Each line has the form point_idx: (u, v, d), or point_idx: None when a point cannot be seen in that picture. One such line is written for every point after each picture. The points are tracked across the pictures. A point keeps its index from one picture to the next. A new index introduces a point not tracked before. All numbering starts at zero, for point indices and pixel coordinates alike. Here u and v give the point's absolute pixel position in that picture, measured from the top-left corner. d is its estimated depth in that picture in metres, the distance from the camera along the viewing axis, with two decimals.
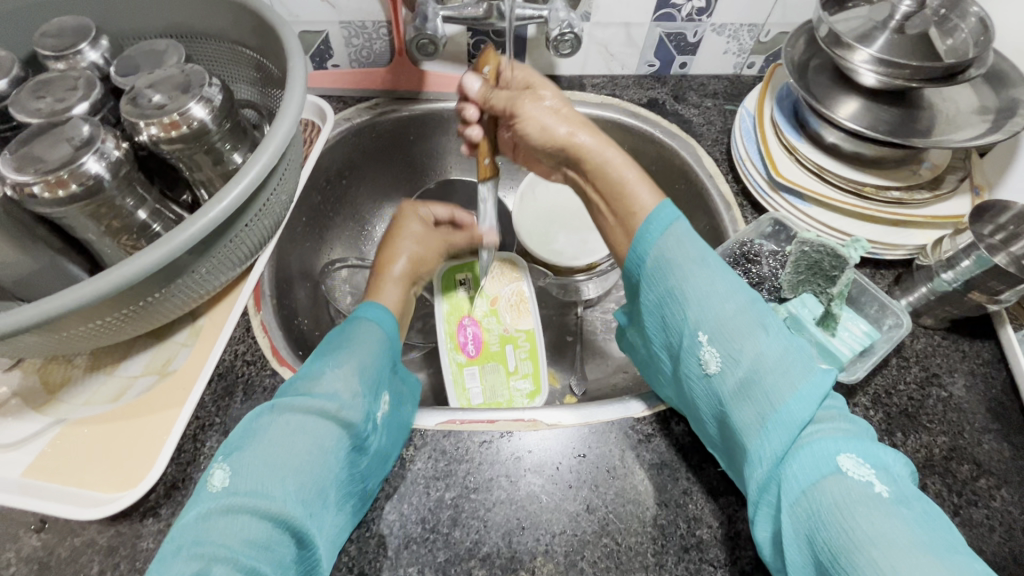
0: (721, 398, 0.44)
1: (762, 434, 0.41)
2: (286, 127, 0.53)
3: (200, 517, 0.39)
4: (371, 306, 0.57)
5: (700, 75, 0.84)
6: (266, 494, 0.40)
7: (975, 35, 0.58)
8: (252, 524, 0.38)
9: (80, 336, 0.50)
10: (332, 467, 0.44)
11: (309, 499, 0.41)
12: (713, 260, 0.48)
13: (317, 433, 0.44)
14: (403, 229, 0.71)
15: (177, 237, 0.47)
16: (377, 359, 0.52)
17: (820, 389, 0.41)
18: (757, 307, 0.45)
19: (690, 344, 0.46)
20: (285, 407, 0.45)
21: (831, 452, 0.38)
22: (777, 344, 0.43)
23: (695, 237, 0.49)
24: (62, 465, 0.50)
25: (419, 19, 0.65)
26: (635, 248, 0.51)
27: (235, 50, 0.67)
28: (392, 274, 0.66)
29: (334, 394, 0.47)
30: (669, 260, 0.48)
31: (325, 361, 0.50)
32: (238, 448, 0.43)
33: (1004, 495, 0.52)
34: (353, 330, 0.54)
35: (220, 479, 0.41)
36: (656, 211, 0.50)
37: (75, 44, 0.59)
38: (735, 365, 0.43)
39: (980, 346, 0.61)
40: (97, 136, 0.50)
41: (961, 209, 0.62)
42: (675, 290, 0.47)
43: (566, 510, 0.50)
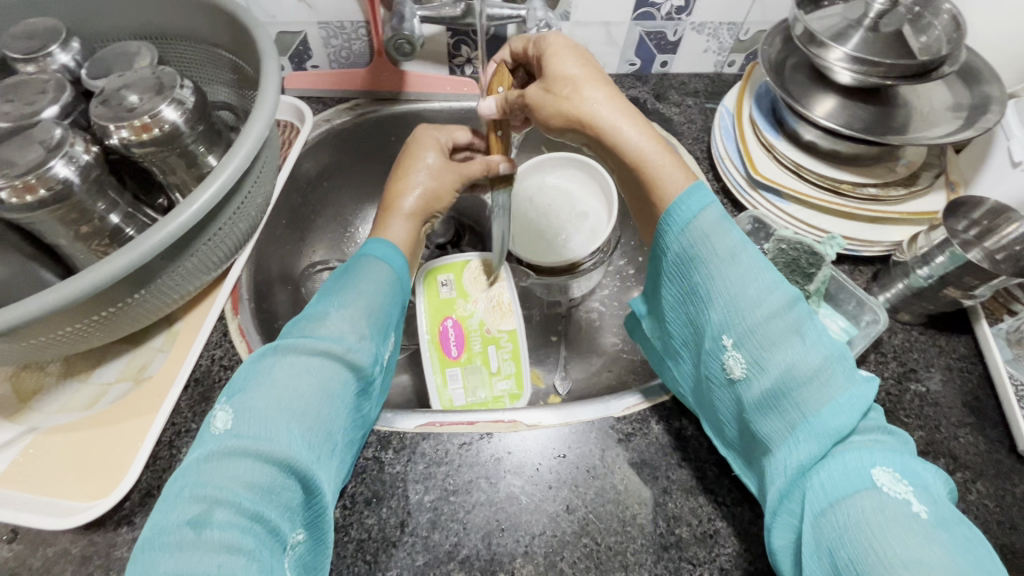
0: (745, 405, 0.45)
1: (790, 441, 0.41)
2: (259, 128, 0.53)
3: (204, 459, 0.38)
4: (373, 244, 0.55)
5: (682, 73, 0.84)
6: (272, 437, 0.39)
7: (948, 33, 0.59)
8: (256, 468, 0.38)
9: (50, 344, 0.49)
10: (338, 409, 0.44)
11: (314, 443, 0.41)
12: (750, 256, 0.46)
13: (322, 375, 0.43)
14: (415, 161, 0.64)
15: (147, 241, 0.46)
16: (383, 301, 0.51)
17: (858, 401, 0.40)
18: (797, 308, 0.43)
19: (714, 347, 0.46)
20: (289, 349, 0.44)
21: (864, 465, 0.37)
22: (814, 353, 0.42)
23: (729, 226, 0.47)
24: (34, 474, 0.50)
25: (396, 19, 0.64)
26: (661, 241, 0.50)
27: (211, 51, 0.66)
28: (402, 208, 0.61)
29: (340, 337, 0.46)
30: (698, 253, 0.47)
31: (329, 301, 0.48)
32: (241, 390, 0.42)
33: (980, 488, 0.53)
34: (362, 268, 0.52)
35: (222, 420, 0.40)
36: (679, 200, 0.48)
37: (45, 46, 0.58)
38: (760, 372, 0.43)
39: (957, 341, 0.61)
40: (66, 139, 0.50)
41: (936, 205, 0.62)
42: (701, 286, 0.47)
43: (546, 511, 0.50)
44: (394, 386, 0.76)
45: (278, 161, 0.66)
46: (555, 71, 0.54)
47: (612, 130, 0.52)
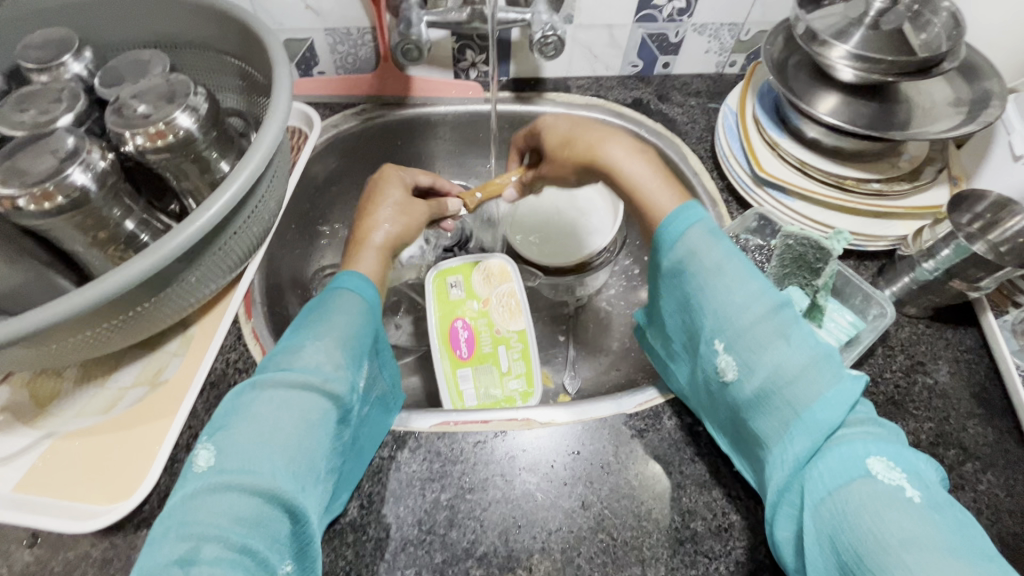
0: (741, 403, 0.46)
1: (787, 437, 0.42)
2: (274, 132, 0.54)
3: (189, 496, 0.39)
4: (343, 276, 0.55)
5: (684, 74, 0.85)
6: (254, 470, 0.40)
7: (948, 30, 0.59)
8: (241, 500, 0.39)
9: (68, 349, 0.50)
10: (321, 439, 0.44)
11: (298, 473, 0.42)
12: (738, 264, 0.47)
13: (301, 408, 0.44)
14: (382, 199, 0.65)
15: (165, 245, 0.47)
16: (357, 329, 0.51)
17: (848, 396, 0.41)
18: (783, 313, 0.44)
19: (708, 350, 0.47)
20: (265, 384, 0.44)
21: (859, 455, 0.38)
22: (798, 354, 0.43)
23: (718, 238, 0.48)
24: (55, 477, 0.50)
25: (403, 24, 0.65)
26: (655, 257, 0.52)
27: (221, 59, 0.67)
28: (372, 242, 0.61)
29: (316, 367, 0.46)
30: (687, 265, 0.48)
31: (302, 333, 0.49)
32: (222, 428, 0.43)
33: (990, 478, 0.53)
34: (332, 302, 0.52)
35: (204, 458, 0.41)
36: (669, 218, 0.50)
37: (58, 56, 0.59)
38: (751, 373, 0.44)
39: (963, 333, 0.62)
40: (83, 147, 0.50)
41: (940, 199, 0.63)
42: (694, 297, 0.48)
43: (562, 507, 0.51)
44: (405, 388, 0.77)
45: (289, 166, 0.66)
46: (555, 138, 0.61)
47: (618, 168, 0.55)
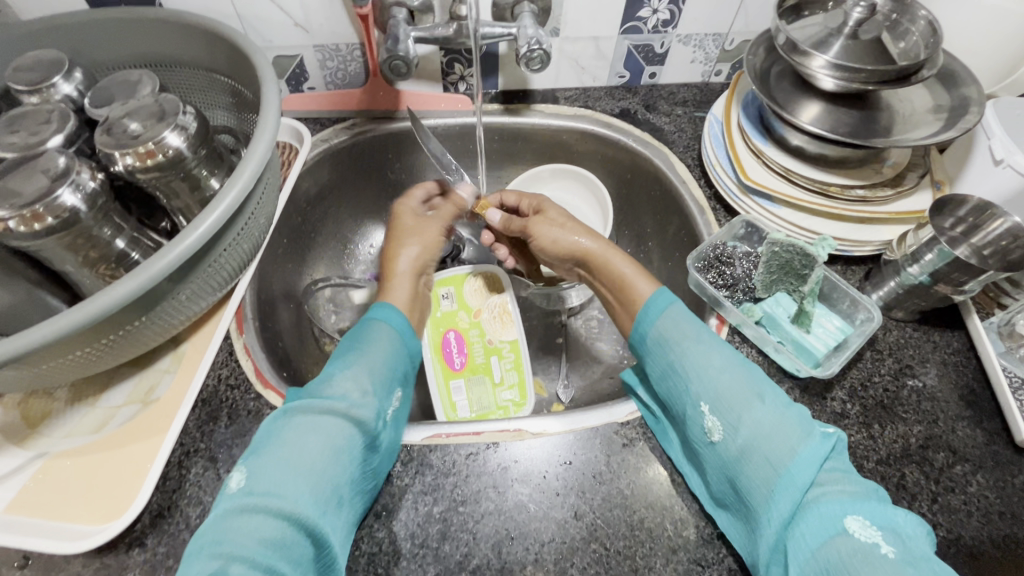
0: (725, 466, 0.46)
1: (769, 497, 0.43)
2: (263, 149, 0.54)
3: (220, 517, 0.42)
4: (382, 308, 0.61)
5: (670, 83, 0.87)
6: (280, 494, 0.43)
7: (926, 38, 0.60)
8: (267, 523, 0.41)
9: (57, 369, 0.50)
10: (346, 465, 0.47)
11: (321, 498, 0.44)
12: (708, 337, 0.52)
13: (327, 435, 0.47)
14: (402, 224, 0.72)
15: (154, 265, 0.47)
16: (385, 359, 0.56)
17: (817, 453, 0.43)
18: (755, 378, 0.48)
19: (693, 413, 0.48)
20: (299, 410, 0.48)
21: (837, 514, 0.40)
22: (771, 414, 0.45)
23: (691, 319, 0.54)
24: (45, 498, 0.50)
25: (391, 41, 0.65)
26: (637, 331, 0.56)
27: (211, 77, 0.68)
28: (400, 274, 0.67)
29: (344, 396, 0.50)
30: (666, 339, 0.53)
31: (336, 364, 0.54)
32: (257, 452, 0.46)
33: (980, 480, 0.54)
34: (367, 334, 0.58)
35: (238, 480, 0.44)
36: (649, 299, 0.56)
37: (48, 77, 0.59)
38: (734, 435, 0.46)
39: (950, 336, 0.62)
40: (72, 167, 0.51)
41: (922, 204, 0.64)
42: (675, 365, 0.51)
43: (554, 518, 0.51)
44: None
45: (278, 183, 0.67)
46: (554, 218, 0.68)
47: (606, 260, 0.63)
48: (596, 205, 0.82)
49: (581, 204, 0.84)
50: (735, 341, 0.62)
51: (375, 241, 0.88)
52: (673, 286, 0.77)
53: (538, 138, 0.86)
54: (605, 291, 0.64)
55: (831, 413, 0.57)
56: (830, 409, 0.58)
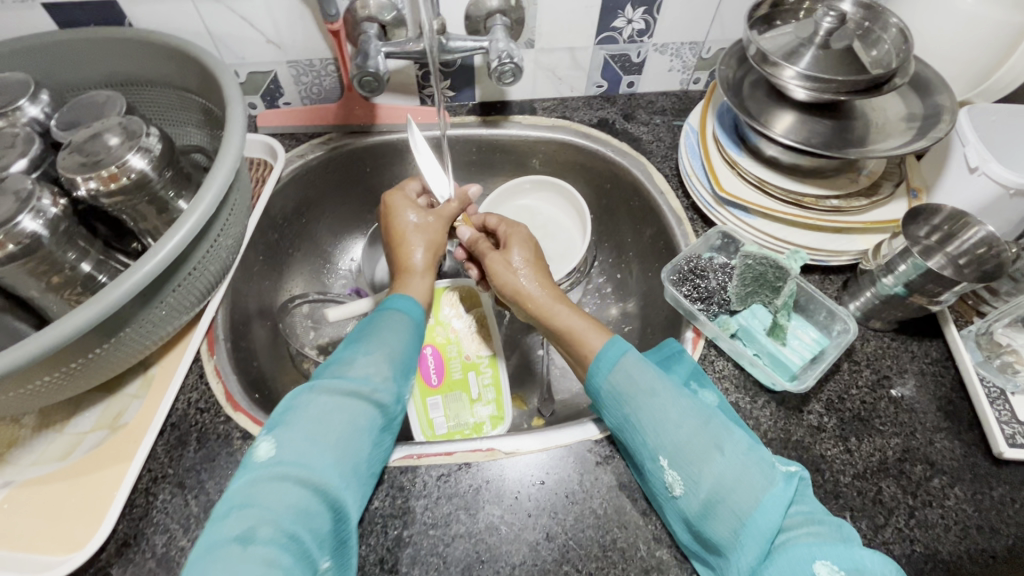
0: (691, 520, 0.46)
1: (737, 546, 0.43)
2: (227, 169, 0.54)
3: (248, 482, 0.42)
4: (398, 298, 0.58)
5: (649, 92, 0.86)
6: (306, 465, 0.43)
7: (897, 45, 0.60)
8: (294, 492, 0.41)
9: (22, 397, 0.49)
10: (368, 444, 0.47)
11: (344, 473, 0.44)
12: (662, 387, 0.50)
13: (352, 412, 0.46)
14: (401, 224, 0.67)
15: (114, 291, 0.46)
16: (408, 343, 0.54)
17: (780, 499, 0.43)
18: (714, 424, 0.47)
19: (654, 467, 0.48)
20: (323, 386, 0.47)
21: (804, 559, 0.41)
22: (732, 463, 0.45)
23: (648, 365, 0.52)
24: (9, 529, 0.49)
25: (361, 57, 0.65)
26: (590, 380, 0.54)
27: (181, 95, 0.67)
28: (416, 267, 0.64)
29: (368, 376, 0.49)
30: (621, 392, 0.51)
31: (359, 344, 0.52)
32: (283, 421, 0.45)
33: (958, 493, 0.53)
34: (388, 316, 0.55)
35: (265, 449, 0.43)
36: (602, 346, 0.54)
37: (14, 100, 0.59)
38: (697, 487, 0.45)
39: (928, 345, 0.62)
40: (34, 193, 0.50)
41: (897, 213, 0.63)
42: (631, 419, 0.50)
43: (526, 540, 0.50)
44: None
45: (249, 202, 0.66)
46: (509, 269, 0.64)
47: (552, 312, 0.61)
48: (574, 214, 0.82)
49: (559, 213, 0.84)
50: (711, 355, 0.61)
51: (355, 255, 0.88)
52: (653, 297, 0.77)
53: (517, 149, 0.85)
54: (552, 340, 0.62)
55: (808, 427, 0.57)
56: (807, 423, 0.57)
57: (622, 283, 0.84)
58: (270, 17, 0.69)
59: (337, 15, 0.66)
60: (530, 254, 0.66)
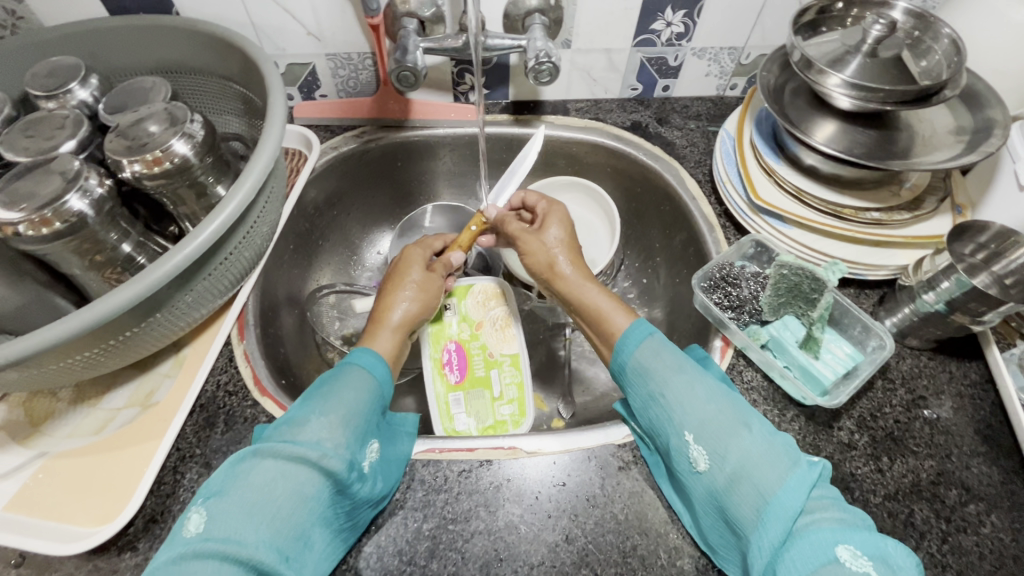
0: (713, 497, 0.45)
1: (758, 526, 0.41)
2: (268, 154, 0.55)
3: (172, 560, 0.39)
4: (360, 352, 0.56)
5: (684, 96, 0.85)
6: (239, 539, 0.40)
7: (949, 57, 0.59)
8: (223, 569, 0.39)
9: (60, 372, 0.51)
10: (313, 511, 0.44)
11: (285, 542, 0.42)
12: (689, 366, 0.50)
13: (296, 482, 0.44)
14: (403, 277, 0.66)
15: (153, 272, 0.47)
16: (364, 406, 0.51)
17: (805, 481, 0.41)
18: (740, 406, 0.47)
19: (677, 442, 0.47)
20: (267, 452, 0.45)
21: (829, 541, 0.39)
22: (759, 443, 0.44)
23: (671, 347, 0.52)
24: (43, 497, 0.51)
25: (399, 52, 0.65)
26: (616, 358, 0.54)
27: (222, 84, 0.69)
28: (390, 322, 0.62)
29: (317, 443, 0.47)
30: (648, 367, 0.51)
31: (312, 406, 0.49)
32: (218, 492, 0.43)
33: (994, 521, 0.51)
34: (344, 376, 0.53)
35: (195, 523, 0.42)
36: (626, 332, 0.54)
37: (65, 83, 0.60)
38: (722, 462, 0.44)
39: (967, 367, 0.60)
40: (82, 173, 0.52)
41: (941, 229, 0.62)
42: (659, 396, 0.49)
43: (545, 541, 0.50)
44: (399, 410, 0.76)
45: (284, 191, 0.68)
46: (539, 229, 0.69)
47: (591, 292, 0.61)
48: (604, 219, 0.82)
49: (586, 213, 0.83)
50: (739, 365, 0.61)
51: (382, 248, 0.89)
52: (680, 303, 0.76)
53: (547, 149, 0.85)
54: (582, 324, 0.63)
55: (837, 444, 0.55)
56: (837, 439, 0.56)
57: (647, 288, 0.83)
58: (311, 9, 0.70)
59: (377, 9, 0.66)
60: (565, 226, 0.67)
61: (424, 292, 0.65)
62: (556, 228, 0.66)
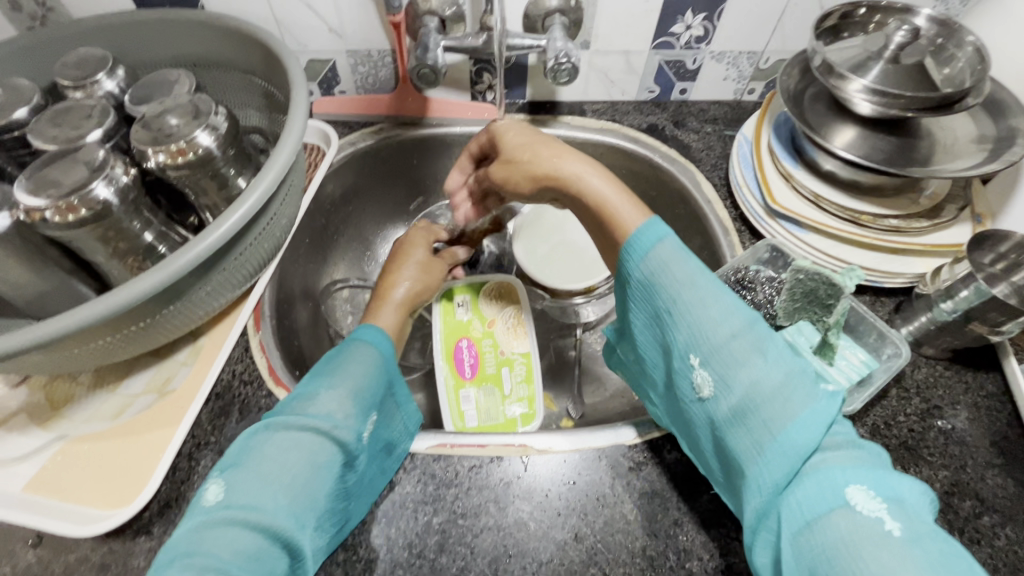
0: (715, 424, 0.44)
1: (762, 460, 0.40)
2: (290, 147, 0.56)
3: (193, 528, 0.40)
4: (366, 328, 0.57)
5: (701, 100, 0.85)
6: (258, 506, 0.41)
7: (973, 64, 0.58)
8: (242, 536, 0.40)
9: (82, 356, 0.52)
10: (325, 479, 0.45)
11: (300, 511, 0.43)
12: (704, 281, 0.45)
13: (309, 451, 0.45)
14: (408, 256, 0.69)
15: (176, 260, 0.48)
16: (371, 380, 0.53)
17: (821, 415, 0.39)
18: (758, 328, 0.43)
19: (682, 367, 0.45)
20: (279, 425, 0.46)
21: (836, 479, 0.36)
22: (774, 370, 0.41)
23: (686, 254, 0.47)
24: (61, 479, 0.52)
25: (420, 49, 0.66)
26: (624, 268, 0.50)
27: (245, 78, 0.70)
28: (393, 299, 0.64)
29: (328, 415, 0.48)
30: (653, 280, 0.47)
31: (320, 380, 0.50)
32: (234, 463, 0.44)
33: (1009, 533, 0.51)
34: (348, 353, 0.54)
35: (213, 492, 0.42)
36: (638, 232, 0.48)
37: (93, 74, 0.62)
38: (727, 391, 0.42)
39: (984, 378, 0.59)
40: (108, 162, 0.53)
41: (961, 238, 0.61)
42: (665, 313, 0.46)
43: (554, 538, 0.50)
44: None
45: (303, 185, 0.69)
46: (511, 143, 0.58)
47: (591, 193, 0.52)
48: None
49: None
50: None
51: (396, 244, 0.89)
52: None
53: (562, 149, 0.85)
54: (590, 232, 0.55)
55: None
56: None
57: None
58: (334, 6, 0.70)
59: (399, 7, 0.67)
60: (526, 133, 0.58)
61: (426, 274, 0.68)
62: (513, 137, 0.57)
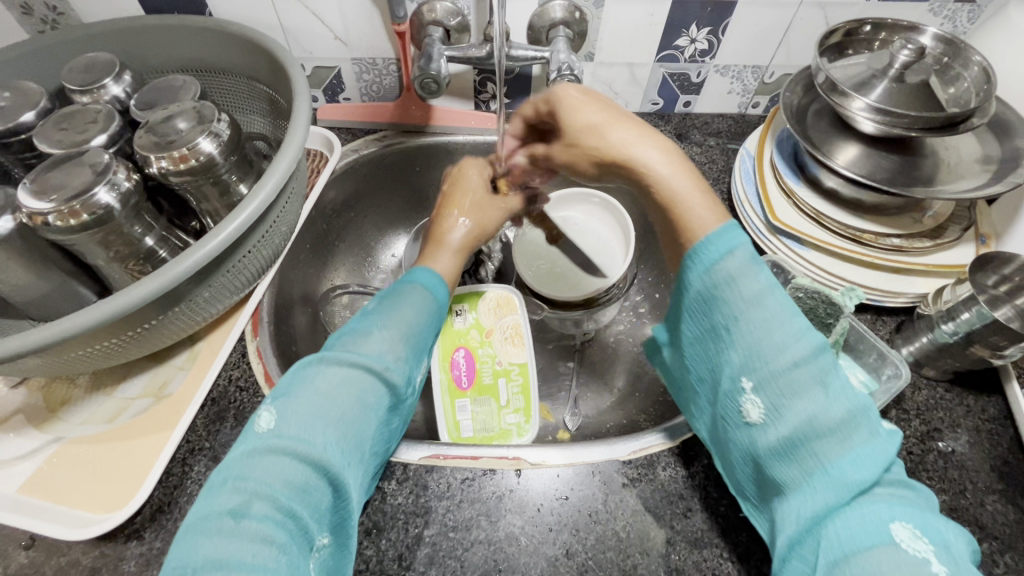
0: (758, 450, 0.43)
1: (807, 486, 0.39)
2: (291, 155, 0.56)
3: (245, 453, 0.40)
4: (419, 271, 0.56)
5: (705, 113, 0.85)
6: (308, 439, 0.41)
7: (979, 84, 0.58)
8: (292, 466, 0.40)
9: (81, 359, 0.52)
10: (371, 421, 0.45)
11: (347, 449, 0.43)
12: (775, 304, 0.44)
13: (360, 387, 0.45)
14: (461, 195, 0.65)
15: (175, 266, 0.48)
16: (423, 326, 0.52)
17: (878, 454, 0.38)
18: (824, 358, 0.41)
19: (732, 388, 0.44)
20: (333, 359, 0.46)
21: (883, 517, 0.36)
22: (835, 405, 0.40)
23: (757, 268, 0.45)
24: (57, 482, 0.52)
25: (424, 59, 0.66)
26: (683, 276, 0.48)
27: (250, 84, 0.70)
28: (450, 243, 0.61)
29: (379, 355, 0.47)
30: (715, 296, 0.45)
31: (373, 318, 0.50)
32: (284, 394, 0.44)
33: (1009, 562, 0.50)
34: (404, 292, 0.53)
35: (266, 419, 0.42)
36: (710, 240, 0.45)
37: (99, 79, 0.62)
38: (779, 418, 0.41)
39: (986, 401, 0.58)
40: (111, 167, 0.53)
41: (964, 259, 0.61)
42: (723, 329, 0.45)
43: (544, 554, 0.50)
44: None
45: (304, 192, 0.69)
46: (577, 122, 0.51)
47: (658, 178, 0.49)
48: (618, 232, 0.80)
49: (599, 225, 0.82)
50: None
51: (396, 251, 0.89)
52: None
53: None
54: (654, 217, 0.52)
55: None
56: None
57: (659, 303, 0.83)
58: (340, 14, 0.71)
59: (404, 17, 0.67)
60: (603, 107, 0.52)
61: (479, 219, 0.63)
62: (591, 110, 0.51)
